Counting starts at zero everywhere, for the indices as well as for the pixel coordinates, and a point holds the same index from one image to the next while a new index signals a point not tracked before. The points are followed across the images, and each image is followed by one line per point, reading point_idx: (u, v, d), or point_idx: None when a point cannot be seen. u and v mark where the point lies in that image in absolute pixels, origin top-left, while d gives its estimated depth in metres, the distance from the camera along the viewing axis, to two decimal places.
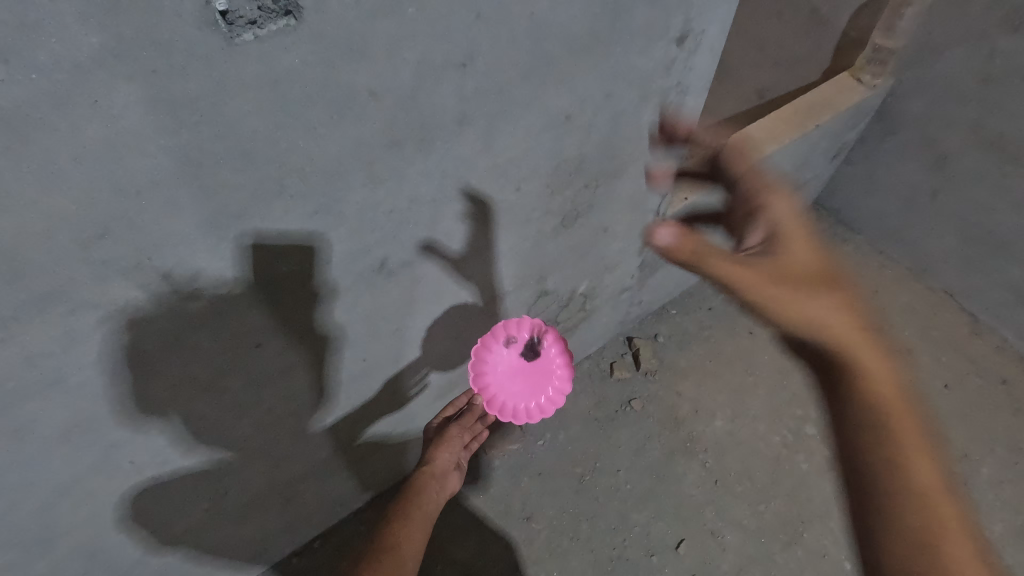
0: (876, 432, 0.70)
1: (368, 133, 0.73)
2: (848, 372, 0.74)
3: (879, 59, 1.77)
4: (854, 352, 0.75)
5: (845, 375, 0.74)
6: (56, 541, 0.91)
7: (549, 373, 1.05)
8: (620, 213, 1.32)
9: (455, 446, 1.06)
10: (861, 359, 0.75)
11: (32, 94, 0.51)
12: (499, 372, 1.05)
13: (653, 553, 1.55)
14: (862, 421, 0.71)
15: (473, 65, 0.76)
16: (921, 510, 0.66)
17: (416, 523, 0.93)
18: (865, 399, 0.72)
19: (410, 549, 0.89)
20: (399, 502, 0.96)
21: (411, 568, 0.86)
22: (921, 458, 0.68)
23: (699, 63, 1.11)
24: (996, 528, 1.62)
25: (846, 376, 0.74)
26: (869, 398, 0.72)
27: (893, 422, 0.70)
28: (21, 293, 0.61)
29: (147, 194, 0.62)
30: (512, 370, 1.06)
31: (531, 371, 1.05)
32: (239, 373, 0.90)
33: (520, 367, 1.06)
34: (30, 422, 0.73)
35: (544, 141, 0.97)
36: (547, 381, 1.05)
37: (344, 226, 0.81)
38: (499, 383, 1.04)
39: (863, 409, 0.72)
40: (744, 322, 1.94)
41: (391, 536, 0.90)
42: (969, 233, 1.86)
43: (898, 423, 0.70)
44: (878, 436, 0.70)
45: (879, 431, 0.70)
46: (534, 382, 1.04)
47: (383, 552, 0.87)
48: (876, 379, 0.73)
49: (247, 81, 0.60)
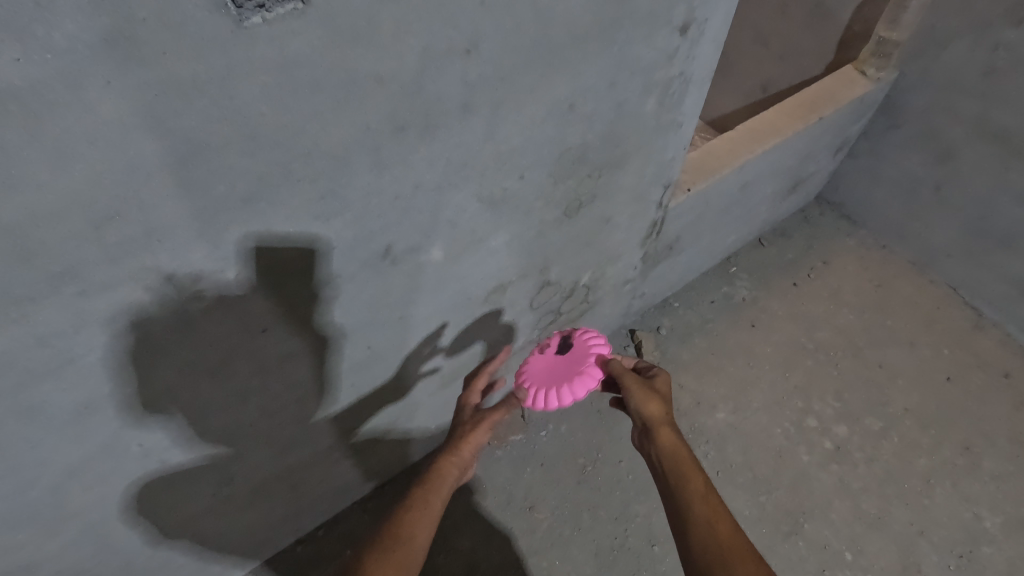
0: (700, 529, 0.86)
1: (374, 118, 0.74)
2: (683, 484, 0.92)
3: (883, 52, 1.77)
4: (663, 433, 0.98)
5: (682, 487, 0.92)
6: (66, 522, 0.93)
7: (581, 360, 1.13)
8: (623, 204, 1.33)
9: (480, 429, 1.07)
10: (668, 438, 0.98)
11: (45, 75, 0.52)
12: (536, 372, 1.15)
13: (655, 543, 1.56)
14: (691, 524, 0.87)
15: (477, 51, 0.77)
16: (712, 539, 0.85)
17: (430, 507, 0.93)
18: (695, 505, 0.89)
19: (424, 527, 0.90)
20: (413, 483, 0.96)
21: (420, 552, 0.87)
22: (704, 503, 0.89)
23: (702, 53, 1.11)
24: (997, 520, 1.62)
25: (680, 490, 0.92)
26: (676, 464, 0.94)
27: (713, 520, 0.87)
28: (35, 273, 0.63)
29: (158, 176, 0.63)
30: (545, 364, 1.16)
31: (564, 361, 1.15)
32: (246, 358, 0.91)
33: (555, 362, 1.16)
34: (41, 403, 0.74)
35: (547, 130, 0.97)
36: (578, 366, 1.12)
37: (349, 212, 0.82)
38: (529, 373, 1.15)
39: (696, 512, 0.88)
40: (747, 315, 1.95)
41: (410, 513, 0.91)
42: (973, 226, 1.86)
43: (719, 521, 0.87)
44: (700, 533, 0.86)
45: (705, 531, 0.86)
46: (566, 370, 1.13)
47: (397, 536, 0.87)
48: (707, 492, 0.91)
49: (255, 65, 0.61)
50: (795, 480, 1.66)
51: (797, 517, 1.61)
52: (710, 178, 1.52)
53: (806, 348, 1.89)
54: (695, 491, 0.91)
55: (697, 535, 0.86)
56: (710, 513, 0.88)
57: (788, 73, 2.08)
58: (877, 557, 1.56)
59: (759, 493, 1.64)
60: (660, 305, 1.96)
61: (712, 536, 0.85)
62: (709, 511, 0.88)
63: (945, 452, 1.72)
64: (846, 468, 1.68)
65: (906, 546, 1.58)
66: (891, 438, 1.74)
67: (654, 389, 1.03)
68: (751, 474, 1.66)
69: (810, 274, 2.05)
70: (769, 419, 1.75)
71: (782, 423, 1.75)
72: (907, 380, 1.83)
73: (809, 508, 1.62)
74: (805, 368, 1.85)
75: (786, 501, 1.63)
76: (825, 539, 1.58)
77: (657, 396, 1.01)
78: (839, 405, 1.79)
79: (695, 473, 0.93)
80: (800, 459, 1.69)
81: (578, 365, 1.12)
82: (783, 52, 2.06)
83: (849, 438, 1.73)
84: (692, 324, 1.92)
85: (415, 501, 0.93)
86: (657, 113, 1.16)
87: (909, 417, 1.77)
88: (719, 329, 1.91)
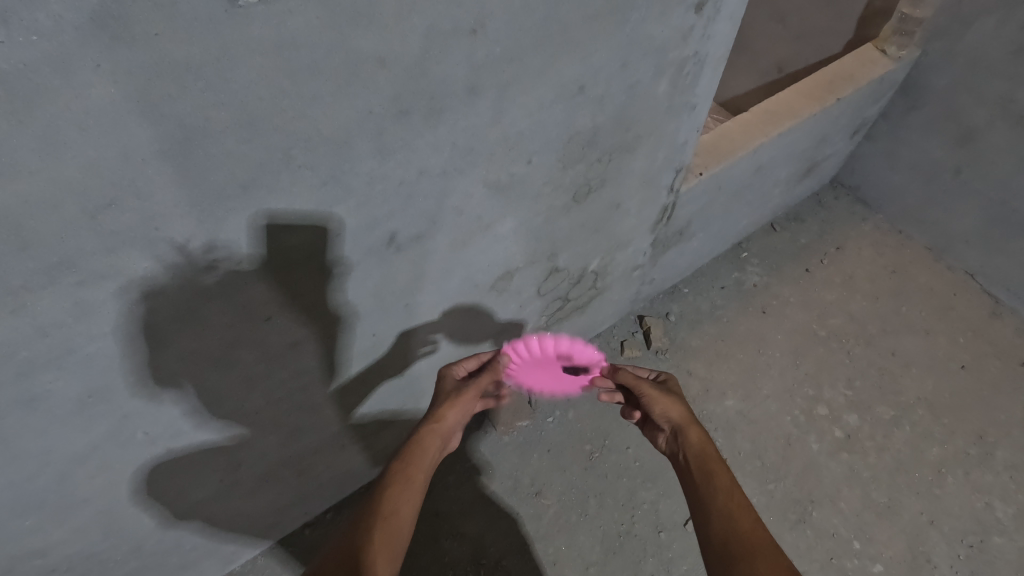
0: (722, 521, 0.85)
1: (377, 102, 0.71)
2: (706, 481, 0.91)
3: (905, 30, 1.71)
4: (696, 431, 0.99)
5: (704, 482, 0.91)
6: (73, 509, 0.94)
7: None
8: (633, 190, 1.29)
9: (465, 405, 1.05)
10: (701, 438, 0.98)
11: (33, 57, 0.50)
12: None
13: (662, 530, 1.56)
14: (713, 514, 0.87)
15: (483, 31, 0.74)
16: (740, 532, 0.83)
17: (413, 488, 0.92)
18: (717, 499, 0.88)
19: (408, 505, 0.90)
20: (401, 460, 0.95)
21: (404, 535, 0.87)
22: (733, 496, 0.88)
23: (718, 32, 1.07)
24: (1010, 510, 1.60)
25: (705, 484, 0.91)
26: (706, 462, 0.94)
27: (734, 513, 0.86)
28: (32, 263, 0.61)
29: (154, 163, 0.61)
30: None
31: None
32: (251, 346, 0.90)
33: None
34: (43, 393, 0.74)
35: (556, 113, 0.94)
36: None
37: (352, 200, 0.80)
38: None
39: (718, 506, 0.88)
40: (758, 301, 1.92)
41: (397, 491, 0.91)
42: (993, 211, 1.81)
43: (740, 513, 0.86)
44: (721, 524, 0.85)
45: (725, 523, 0.85)
46: None
47: (383, 518, 0.87)
48: (731, 487, 0.90)
49: (251, 47, 0.59)
50: (804, 469, 1.65)
51: (806, 505, 1.60)
52: (723, 162, 1.48)
53: (817, 335, 1.86)
54: (717, 485, 0.90)
55: (724, 525, 0.85)
56: (735, 505, 0.87)
57: (804, 53, 2.02)
58: (886, 546, 1.55)
59: (768, 480, 1.63)
60: (669, 291, 1.93)
61: (734, 527, 0.84)
62: (730, 504, 0.87)
63: (957, 442, 1.69)
64: (856, 457, 1.67)
65: (917, 535, 1.57)
66: (902, 427, 1.71)
67: (675, 393, 1.04)
68: (760, 462, 1.65)
69: (823, 259, 2.01)
70: (779, 407, 1.73)
71: (792, 410, 1.73)
72: (921, 368, 1.81)
73: (818, 496, 1.61)
74: (816, 355, 1.82)
75: (795, 489, 1.62)
76: (834, 527, 1.57)
77: (688, 403, 1.03)
78: (849, 393, 1.76)
79: (719, 470, 0.92)
80: (810, 448, 1.68)
81: None
82: (800, 30, 1.99)
83: (861, 427, 1.71)
84: (702, 310, 1.90)
85: (402, 479, 0.92)
86: (670, 95, 1.12)
87: (922, 406, 1.75)
88: (729, 316, 1.89)
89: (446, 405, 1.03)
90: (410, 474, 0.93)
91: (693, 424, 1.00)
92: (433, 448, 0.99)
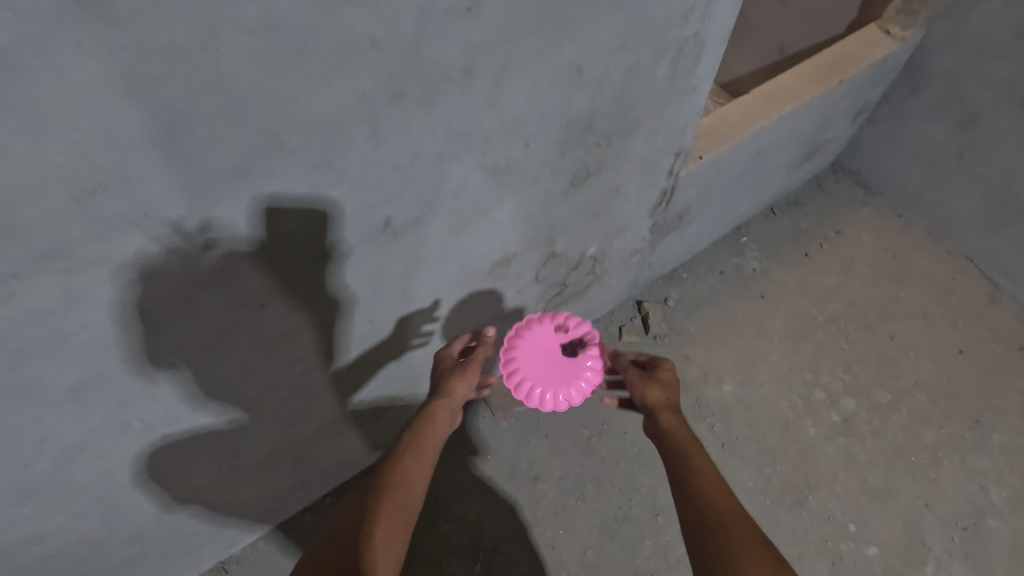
0: (699, 498, 0.85)
1: (370, 85, 0.70)
2: (683, 459, 0.91)
3: (909, 10, 1.67)
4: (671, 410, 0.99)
5: (680, 459, 0.91)
6: (71, 497, 0.94)
7: (551, 341, 1.15)
8: (632, 174, 1.28)
9: (473, 377, 1.04)
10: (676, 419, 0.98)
11: (11, 38, 0.48)
12: (533, 373, 1.11)
13: (659, 513, 1.57)
14: (690, 492, 0.87)
15: (479, 11, 0.72)
16: (715, 509, 0.83)
17: (425, 457, 0.93)
18: (694, 477, 0.88)
19: (421, 474, 0.91)
20: (409, 431, 0.95)
21: (416, 504, 0.88)
22: (709, 475, 0.88)
23: (720, 11, 1.05)
24: (1004, 493, 1.61)
25: (683, 464, 0.91)
26: (682, 440, 0.94)
27: (711, 491, 0.86)
28: (19, 251, 0.60)
29: (140, 148, 0.60)
30: (540, 374, 1.12)
31: (546, 351, 1.14)
32: (246, 333, 0.89)
33: (546, 359, 1.14)
34: (37, 381, 0.73)
35: (554, 96, 0.93)
36: (547, 344, 1.15)
37: (346, 185, 0.79)
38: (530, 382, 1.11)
39: (695, 485, 0.87)
40: (756, 286, 1.91)
41: (406, 460, 0.91)
42: (995, 195, 1.80)
43: (716, 491, 0.86)
44: (699, 503, 0.85)
45: (697, 501, 0.85)
46: (552, 353, 1.14)
47: (393, 487, 0.87)
48: (707, 466, 0.90)
49: (239, 26, 0.57)
50: (801, 453, 1.65)
51: (802, 489, 1.61)
52: (723, 146, 1.46)
53: (815, 320, 1.85)
54: (693, 464, 0.90)
55: (701, 504, 0.84)
56: (711, 483, 0.87)
57: (807, 34, 1.98)
58: (881, 530, 1.57)
59: (765, 465, 1.63)
60: (668, 276, 1.92)
61: (712, 503, 0.84)
62: (707, 482, 0.87)
63: (954, 426, 1.70)
64: (853, 441, 1.67)
65: (912, 518, 1.58)
66: (900, 411, 1.72)
67: (655, 377, 1.03)
68: (757, 446, 1.66)
69: (823, 244, 2.00)
70: (776, 392, 1.74)
71: (790, 395, 1.73)
72: (918, 353, 1.81)
73: (814, 480, 1.62)
74: (814, 340, 1.82)
75: (792, 473, 1.63)
76: (830, 511, 1.58)
77: (666, 385, 1.02)
78: (848, 377, 1.77)
79: (695, 450, 0.92)
80: (807, 432, 1.68)
81: (546, 341, 1.15)
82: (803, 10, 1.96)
83: (858, 411, 1.72)
84: (700, 295, 1.89)
85: (412, 448, 0.93)
86: (670, 77, 1.10)
87: (918, 390, 1.75)
88: (727, 301, 1.88)
89: (455, 377, 1.01)
90: (418, 443, 0.93)
91: (670, 406, 0.99)
92: (444, 419, 0.98)
